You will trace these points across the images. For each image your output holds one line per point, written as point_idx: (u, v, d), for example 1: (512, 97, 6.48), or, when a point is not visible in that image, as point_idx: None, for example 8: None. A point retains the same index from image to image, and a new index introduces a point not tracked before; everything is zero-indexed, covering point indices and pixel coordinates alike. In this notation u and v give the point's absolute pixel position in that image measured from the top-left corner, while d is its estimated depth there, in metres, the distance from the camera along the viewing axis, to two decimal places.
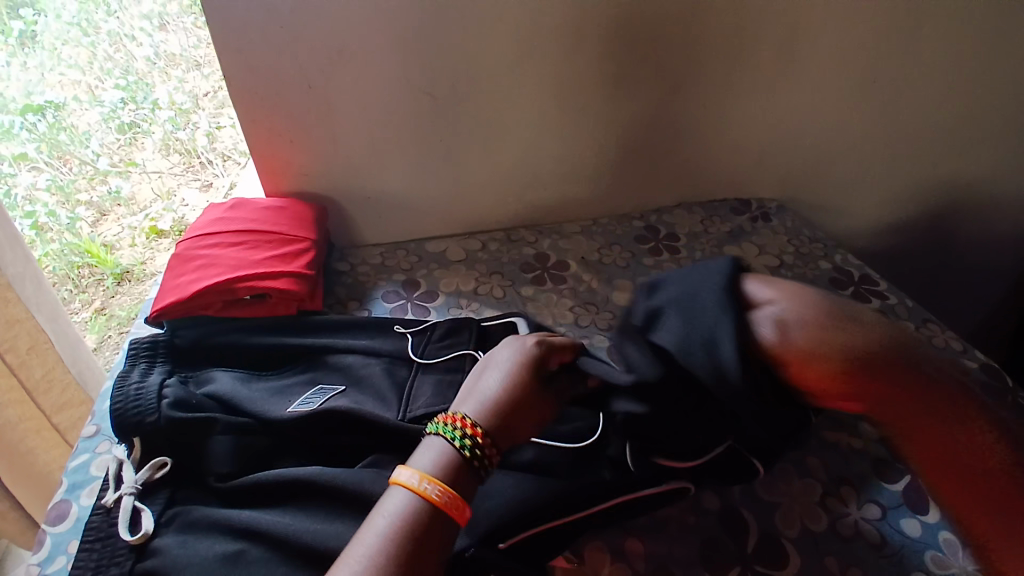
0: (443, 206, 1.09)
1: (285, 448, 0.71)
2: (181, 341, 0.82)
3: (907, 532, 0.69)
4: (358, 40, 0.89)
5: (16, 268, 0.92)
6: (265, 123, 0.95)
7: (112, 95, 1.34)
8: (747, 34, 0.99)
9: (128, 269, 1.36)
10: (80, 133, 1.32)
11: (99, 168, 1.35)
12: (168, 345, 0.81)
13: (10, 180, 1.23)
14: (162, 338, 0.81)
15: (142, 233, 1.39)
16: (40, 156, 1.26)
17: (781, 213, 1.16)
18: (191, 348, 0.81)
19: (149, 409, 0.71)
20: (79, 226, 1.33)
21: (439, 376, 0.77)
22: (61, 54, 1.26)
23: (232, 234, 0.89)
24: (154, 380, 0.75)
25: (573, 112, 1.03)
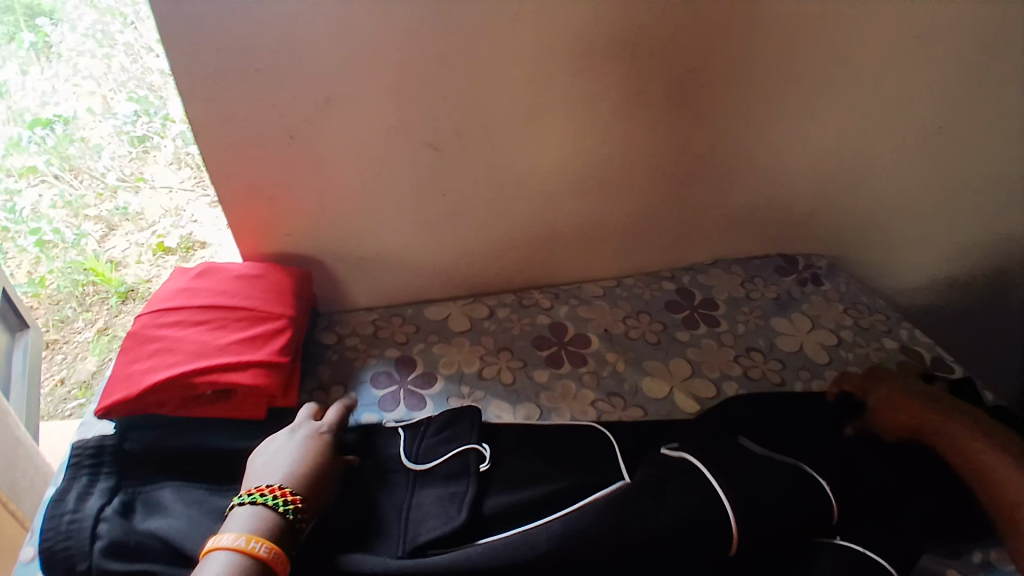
0: (446, 267, 0.96)
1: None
2: (130, 446, 0.68)
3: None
4: (348, 88, 0.76)
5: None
6: (241, 180, 0.82)
7: (126, 108, 1.42)
8: (799, 76, 0.86)
9: (133, 288, 1.35)
10: (92, 145, 1.44)
11: (108, 183, 1.44)
12: (115, 451, 0.68)
13: (18, 196, 1.42)
14: (110, 441, 0.68)
15: (149, 250, 1.38)
16: (51, 168, 1.43)
17: (832, 274, 1.03)
18: (138, 453, 0.68)
19: (80, 554, 0.59)
20: (84, 242, 1.40)
21: (440, 488, 0.66)
22: (77, 65, 1.42)
23: (197, 311, 0.76)
24: (93, 506, 0.62)
25: (596, 163, 0.89)
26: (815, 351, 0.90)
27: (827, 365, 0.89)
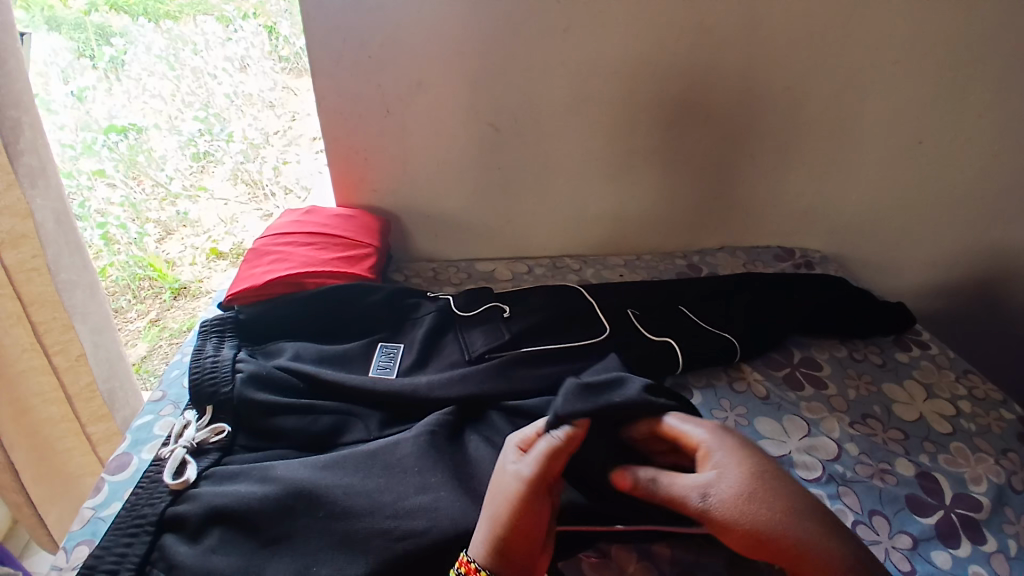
0: (493, 231, 1.16)
1: (343, 395, 0.77)
2: (246, 315, 0.86)
3: (935, 563, 0.67)
4: (434, 72, 0.99)
5: (69, 275, 0.97)
6: (344, 142, 1.05)
7: (191, 125, 1.45)
8: (792, 90, 1.05)
9: (185, 285, 1.52)
10: (157, 156, 1.46)
11: (171, 190, 1.50)
12: (234, 321, 0.86)
13: (88, 192, 1.38)
14: (230, 315, 0.86)
15: (203, 253, 1.56)
16: (117, 173, 1.42)
17: (825, 263, 1.19)
18: (255, 322, 0.86)
19: (223, 381, 0.76)
20: (144, 240, 1.49)
21: (481, 329, 0.89)
22: (146, 85, 1.40)
23: (306, 236, 0.97)
24: (228, 354, 0.80)
25: (623, 151, 1.09)
26: None
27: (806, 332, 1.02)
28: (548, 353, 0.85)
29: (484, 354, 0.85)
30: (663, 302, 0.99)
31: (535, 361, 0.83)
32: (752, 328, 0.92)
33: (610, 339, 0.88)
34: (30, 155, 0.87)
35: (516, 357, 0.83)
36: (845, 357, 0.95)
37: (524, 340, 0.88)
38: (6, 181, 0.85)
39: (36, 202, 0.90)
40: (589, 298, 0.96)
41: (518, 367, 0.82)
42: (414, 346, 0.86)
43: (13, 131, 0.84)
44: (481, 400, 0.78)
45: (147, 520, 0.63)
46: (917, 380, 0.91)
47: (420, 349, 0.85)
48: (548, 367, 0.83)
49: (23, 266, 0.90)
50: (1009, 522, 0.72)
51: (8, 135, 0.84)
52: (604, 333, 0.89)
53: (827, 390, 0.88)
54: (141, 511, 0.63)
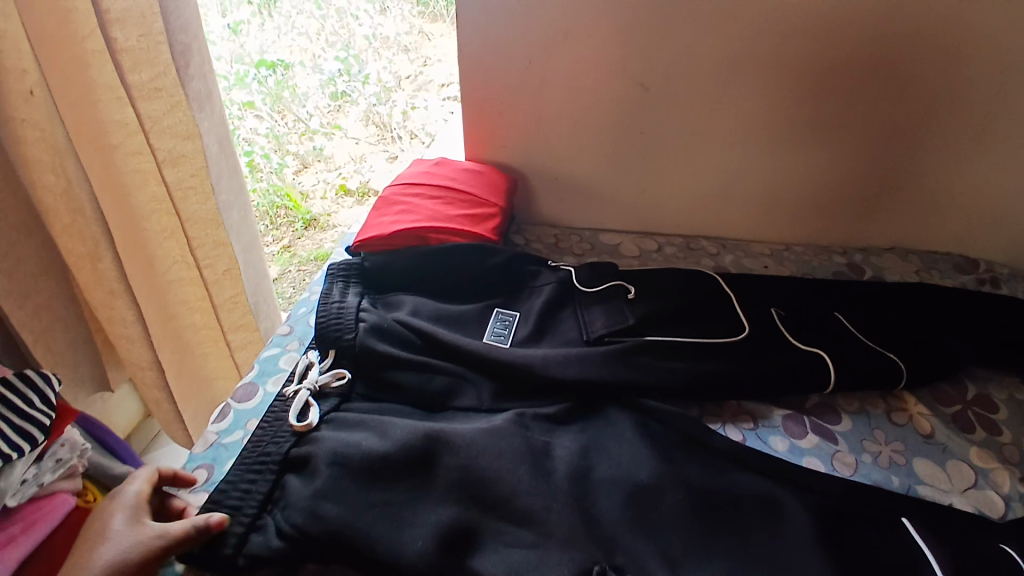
0: (623, 202, 1.07)
1: (458, 356, 0.75)
2: (370, 263, 0.87)
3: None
4: (584, 22, 0.90)
5: (227, 197, 1.06)
6: (479, 94, 1.00)
7: (332, 66, 1.51)
8: (1021, 67, 0.84)
9: (315, 217, 1.57)
10: (299, 93, 1.51)
11: (310, 126, 1.56)
12: (360, 268, 0.87)
13: (239, 122, 1.45)
14: (355, 262, 0.87)
15: (334, 188, 1.60)
16: (264, 106, 1.48)
17: (1016, 281, 0.97)
18: (379, 272, 0.86)
19: (347, 328, 0.77)
20: (284, 171, 1.55)
21: (604, 307, 0.83)
22: (295, 21, 1.45)
23: (434, 189, 0.95)
24: (352, 302, 0.81)
25: (787, 125, 0.95)
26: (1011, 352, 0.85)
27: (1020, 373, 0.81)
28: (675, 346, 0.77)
29: (603, 336, 0.79)
30: (815, 306, 0.86)
31: (657, 354, 0.76)
32: (924, 352, 0.78)
33: (749, 341, 0.78)
34: (199, 80, 0.94)
35: (640, 345, 0.76)
36: None
37: (649, 327, 0.80)
38: (168, 102, 0.90)
39: (204, 125, 0.98)
40: (727, 291, 0.86)
41: (641, 355, 0.75)
42: (530, 316, 0.82)
43: (183, 56, 0.91)
44: (602, 386, 0.72)
45: (272, 457, 0.65)
46: None
47: (537, 322, 0.81)
48: (672, 363, 0.75)
49: (180, 186, 0.97)
50: None
51: (179, 59, 0.91)
52: (742, 332, 0.78)
53: (1000, 436, 0.73)
54: (268, 448, 0.66)
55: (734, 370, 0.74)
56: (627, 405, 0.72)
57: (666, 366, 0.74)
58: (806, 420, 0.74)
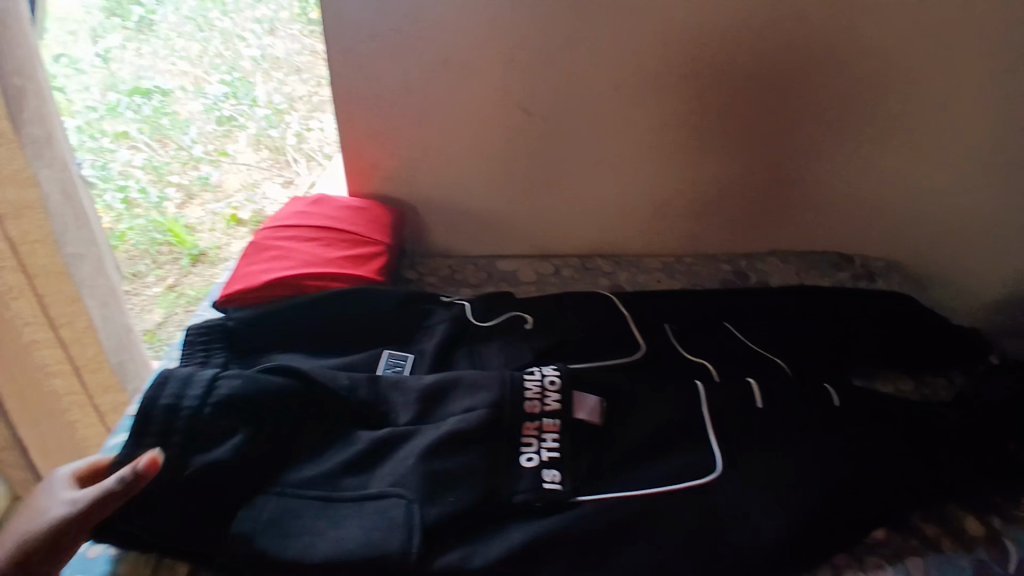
0: (518, 226, 1.05)
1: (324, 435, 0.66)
2: (235, 323, 0.77)
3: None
4: (462, 48, 0.87)
5: (76, 248, 0.89)
6: (356, 123, 0.94)
7: (217, 89, 1.44)
8: (869, 81, 0.91)
9: (204, 252, 1.37)
10: (182, 119, 1.44)
11: (194, 154, 1.45)
12: (223, 329, 0.76)
13: (110, 155, 1.38)
14: (217, 322, 0.77)
15: (222, 220, 1.42)
16: (141, 135, 1.41)
17: (889, 275, 1.06)
18: (246, 331, 0.76)
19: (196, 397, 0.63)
20: (165, 205, 1.41)
21: (501, 341, 0.80)
22: (175, 46, 1.42)
23: (311, 229, 0.88)
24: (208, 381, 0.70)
25: (669, 142, 0.97)
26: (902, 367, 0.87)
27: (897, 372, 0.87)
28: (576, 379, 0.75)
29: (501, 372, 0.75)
30: (707, 319, 0.88)
31: None
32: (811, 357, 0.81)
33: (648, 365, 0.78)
34: (37, 124, 0.80)
35: None
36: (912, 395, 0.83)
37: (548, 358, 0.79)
38: None
39: (42, 173, 0.82)
40: (625, 312, 0.86)
41: None
42: (425, 360, 0.77)
43: (18, 101, 0.77)
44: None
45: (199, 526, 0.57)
46: None
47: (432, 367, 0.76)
48: None
49: (26, 239, 0.83)
50: None
51: (11, 102, 0.76)
52: (639, 351, 0.80)
53: None
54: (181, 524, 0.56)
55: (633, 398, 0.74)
56: None
57: None
58: None
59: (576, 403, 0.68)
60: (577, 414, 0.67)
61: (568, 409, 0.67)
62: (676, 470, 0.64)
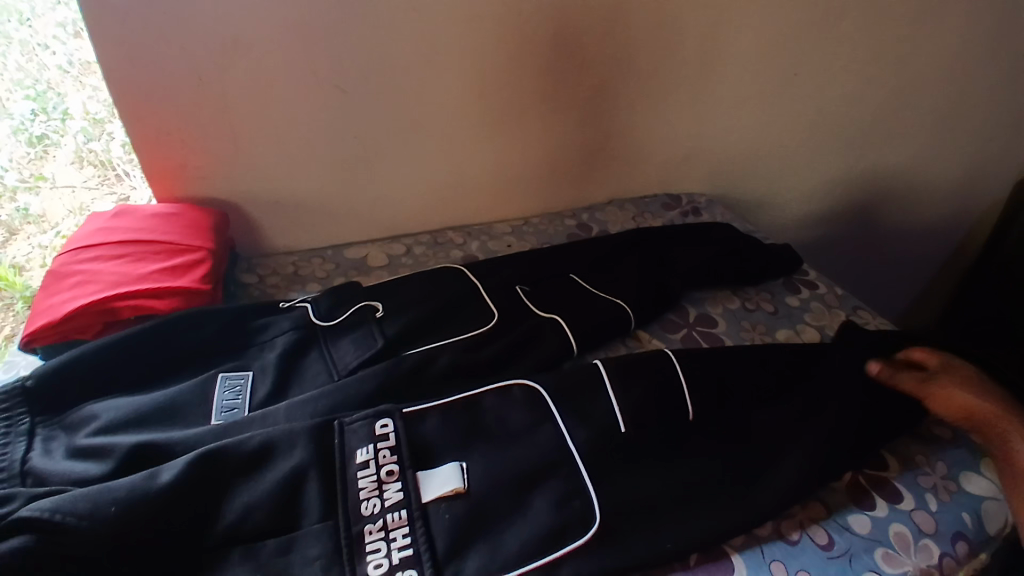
0: (360, 210, 1.02)
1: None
2: (36, 380, 0.67)
3: (853, 531, 0.66)
4: (254, 27, 0.81)
5: None
6: (150, 123, 0.85)
7: (20, 106, 0.97)
8: (664, 27, 0.97)
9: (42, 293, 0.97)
10: None
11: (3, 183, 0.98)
12: (23, 392, 0.67)
13: None
14: (14, 384, 0.67)
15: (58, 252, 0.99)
16: None
17: (711, 207, 1.16)
18: (51, 386, 0.68)
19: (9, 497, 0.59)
20: None
21: (350, 335, 0.78)
22: None
23: (117, 247, 0.79)
24: (17, 450, 0.63)
25: (495, 106, 0.98)
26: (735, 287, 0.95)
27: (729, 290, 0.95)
28: (426, 357, 0.75)
29: (352, 368, 0.74)
30: (552, 273, 0.91)
31: (410, 378, 0.73)
32: (644, 292, 0.87)
33: (497, 327, 0.80)
34: None
35: (387, 371, 0.73)
36: (737, 308, 0.92)
37: (401, 342, 0.78)
38: None
39: None
40: (473, 280, 0.87)
41: (389, 387, 0.72)
42: (266, 374, 0.73)
43: None
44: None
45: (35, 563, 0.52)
46: (809, 324, 0.91)
47: (277, 380, 0.73)
48: (428, 385, 0.73)
49: None
50: (926, 474, 0.72)
51: None
52: (492, 319, 0.81)
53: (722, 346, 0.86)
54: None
55: (483, 367, 0.76)
56: None
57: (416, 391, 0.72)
58: None
59: (424, 484, 0.63)
60: (426, 496, 0.62)
61: (414, 494, 0.62)
62: (521, 424, 0.69)
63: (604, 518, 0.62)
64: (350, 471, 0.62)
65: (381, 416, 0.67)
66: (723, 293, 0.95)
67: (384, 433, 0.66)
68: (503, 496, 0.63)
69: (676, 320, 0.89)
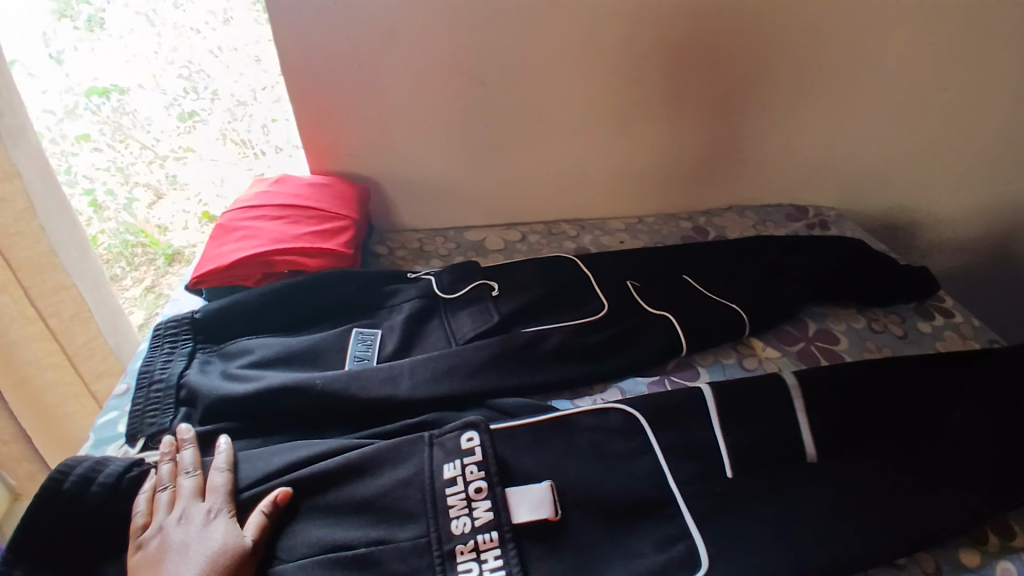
0: (483, 195, 1.07)
1: (287, 419, 0.70)
2: (201, 313, 0.79)
3: (964, 567, 0.62)
4: (409, 19, 0.88)
5: (61, 233, 0.93)
6: (311, 101, 0.95)
7: (174, 84, 1.09)
8: (808, 33, 0.94)
9: (180, 251, 1.26)
10: (142, 118, 1.11)
11: (158, 153, 1.15)
12: (190, 322, 0.78)
13: None
14: (184, 317, 0.79)
15: (196, 217, 1.24)
16: (102, 136, 1.09)
17: (840, 222, 1.10)
18: (211, 320, 0.78)
19: (165, 411, 0.71)
20: (136, 206, 1.19)
21: (469, 309, 0.83)
22: None
23: (275, 208, 0.89)
24: (177, 366, 0.74)
25: (622, 103, 0.99)
26: (861, 306, 0.90)
27: (853, 309, 0.91)
28: (538, 337, 0.78)
29: (469, 338, 0.79)
30: (665, 272, 0.92)
31: (522, 354, 0.77)
32: (761, 300, 0.85)
33: (606, 317, 0.82)
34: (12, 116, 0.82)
35: (501, 344, 0.77)
36: (862, 328, 0.87)
37: (514, 321, 0.82)
38: None
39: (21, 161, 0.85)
40: (585, 270, 0.89)
41: (502, 360, 0.76)
42: (393, 333, 0.79)
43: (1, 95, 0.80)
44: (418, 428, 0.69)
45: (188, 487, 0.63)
46: (944, 353, 0.84)
47: (402, 341, 0.79)
48: (539, 365, 0.76)
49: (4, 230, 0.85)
50: None
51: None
52: (603, 309, 0.83)
53: (842, 364, 0.82)
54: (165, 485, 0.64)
55: (591, 354, 0.78)
56: (489, 407, 0.72)
57: (526, 368, 0.76)
58: (667, 381, 0.78)
59: (515, 504, 0.61)
60: (517, 516, 0.60)
61: (505, 514, 0.60)
62: (626, 409, 0.70)
63: (700, 516, 0.62)
64: (438, 487, 0.62)
65: (468, 429, 0.66)
66: (846, 311, 0.90)
67: (470, 447, 0.64)
68: (601, 478, 0.64)
69: (792, 332, 0.86)
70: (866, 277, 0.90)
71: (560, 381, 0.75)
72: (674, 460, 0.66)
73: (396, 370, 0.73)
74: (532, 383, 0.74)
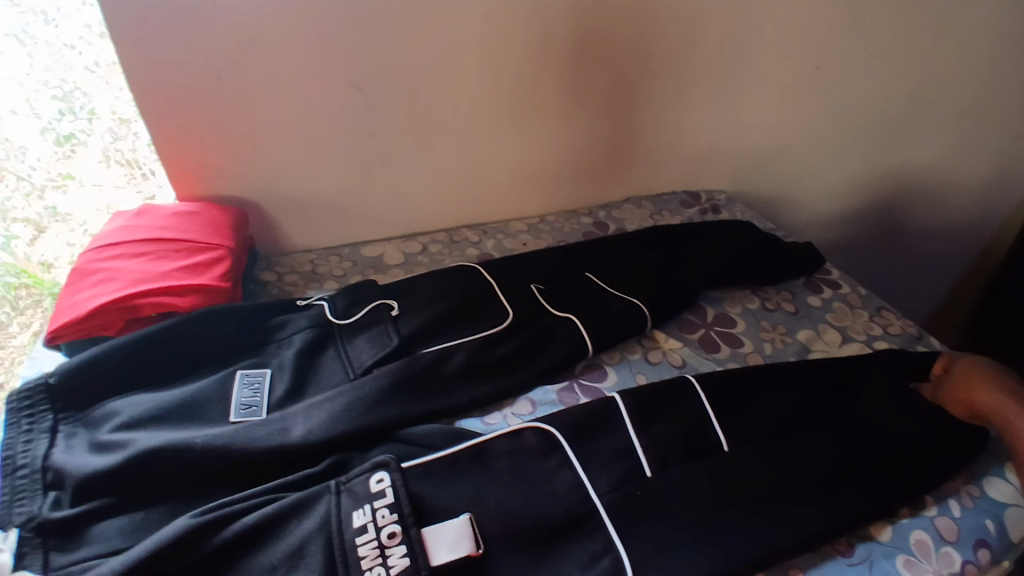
0: (377, 208, 1.02)
1: (166, 486, 0.63)
2: (59, 376, 0.68)
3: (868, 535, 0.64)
4: (273, 29, 0.82)
5: None
6: (171, 123, 0.86)
7: (48, 106, 0.89)
8: (682, 25, 0.96)
9: None
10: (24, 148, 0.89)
11: (37, 181, 0.91)
12: (47, 388, 0.68)
13: None
14: (40, 381, 0.68)
15: None
16: None
17: (730, 205, 1.14)
18: (74, 383, 0.69)
19: (28, 496, 0.60)
20: (14, 243, 0.90)
21: (366, 334, 0.78)
22: None
23: (138, 245, 0.80)
24: (40, 446, 0.64)
25: (510, 105, 0.97)
26: (754, 286, 0.93)
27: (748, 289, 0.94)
28: (440, 356, 0.75)
29: (367, 367, 0.75)
30: (569, 272, 0.91)
31: (424, 376, 0.73)
32: (661, 292, 0.86)
33: (511, 326, 0.80)
34: None
35: (402, 369, 0.73)
36: (757, 308, 0.91)
37: (415, 342, 0.78)
38: None
39: None
40: (487, 279, 0.87)
41: (403, 385, 0.72)
42: (284, 371, 0.74)
43: None
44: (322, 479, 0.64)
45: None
46: (831, 324, 0.89)
47: (294, 378, 0.73)
48: (444, 386, 0.73)
49: None
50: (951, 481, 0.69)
51: None
52: (507, 317, 0.81)
53: (742, 347, 0.84)
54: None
55: (497, 367, 0.76)
56: (396, 440, 0.68)
57: (431, 391, 0.72)
58: (577, 386, 0.77)
59: (431, 545, 0.57)
60: (435, 558, 0.56)
61: (422, 557, 0.56)
62: (540, 423, 0.68)
63: (620, 523, 0.61)
64: (347, 538, 0.57)
65: (376, 471, 0.61)
66: (741, 292, 0.93)
67: (380, 489, 0.60)
68: (519, 498, 0.62)
69: (695, 321, 0.88)
70: (756, 258, 0.93)
71: (467, 400, 0.72)
72: (591, 468, 0.65)
73: (290, 416, 0.68)
74: (437, 405, 0.71)
